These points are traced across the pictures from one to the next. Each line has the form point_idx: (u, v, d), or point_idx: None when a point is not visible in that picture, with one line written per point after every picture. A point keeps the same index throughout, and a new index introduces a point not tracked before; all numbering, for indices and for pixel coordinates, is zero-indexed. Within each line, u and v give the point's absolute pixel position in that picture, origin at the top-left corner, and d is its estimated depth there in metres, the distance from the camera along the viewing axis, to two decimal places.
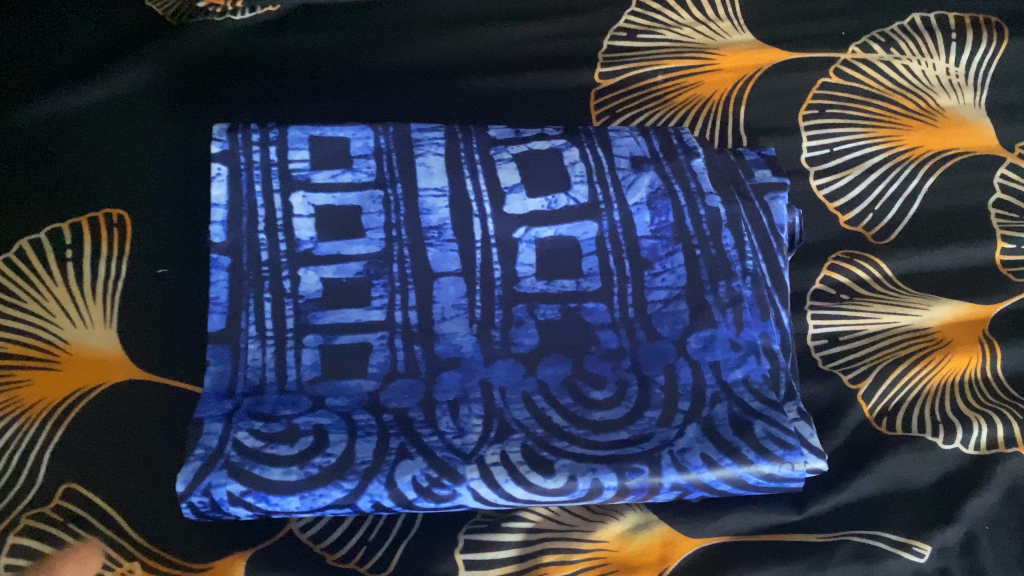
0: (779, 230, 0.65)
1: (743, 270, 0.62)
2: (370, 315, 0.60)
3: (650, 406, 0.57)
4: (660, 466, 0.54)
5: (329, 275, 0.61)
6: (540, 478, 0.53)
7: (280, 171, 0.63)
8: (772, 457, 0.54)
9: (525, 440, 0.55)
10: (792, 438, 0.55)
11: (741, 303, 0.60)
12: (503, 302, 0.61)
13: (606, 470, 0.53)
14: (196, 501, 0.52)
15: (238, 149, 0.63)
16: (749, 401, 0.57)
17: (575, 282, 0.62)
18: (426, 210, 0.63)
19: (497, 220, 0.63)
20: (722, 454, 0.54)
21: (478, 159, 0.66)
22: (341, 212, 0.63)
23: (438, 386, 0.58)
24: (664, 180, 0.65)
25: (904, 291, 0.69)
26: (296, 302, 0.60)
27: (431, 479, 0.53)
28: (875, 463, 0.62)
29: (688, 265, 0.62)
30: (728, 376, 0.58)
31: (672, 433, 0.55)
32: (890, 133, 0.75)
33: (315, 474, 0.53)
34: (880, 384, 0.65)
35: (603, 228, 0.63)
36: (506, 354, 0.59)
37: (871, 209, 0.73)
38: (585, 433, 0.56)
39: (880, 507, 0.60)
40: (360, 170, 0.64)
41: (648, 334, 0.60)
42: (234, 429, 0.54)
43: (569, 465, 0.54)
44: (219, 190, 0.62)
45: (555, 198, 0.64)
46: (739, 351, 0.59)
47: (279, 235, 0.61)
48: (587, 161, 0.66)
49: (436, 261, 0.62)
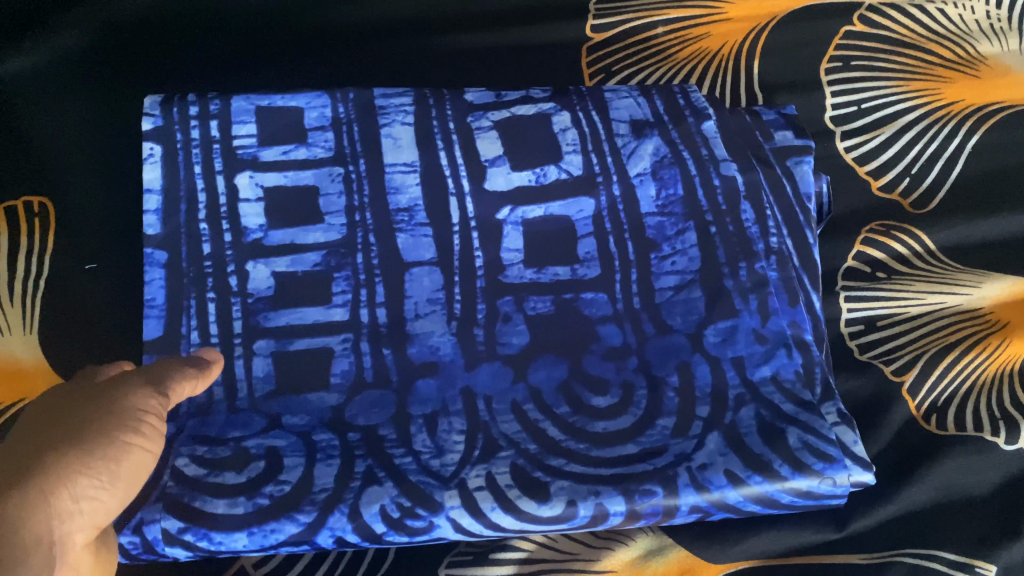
0: (806, 201, 0.56)
1: (766, 249, 0.52)
2: (330, 314, 0.51)
3: (663, 414, 0.47)
4: (677, 486, 0.44)
5: (280, 268, 0.51)
6: (533, 505, 0.43)
7: (224, 149, 0.54)
8: (810, 471, 0.44)
9: (515, 458, 0.45)
10: (833, 449, 0.45)
11: (767, 286, 0.50)
12: (488, 295, 0.52)
13: (612, 492, 0.43)
14: (126, 542, 0.42)
15: (173, 125, 0.54)
16: (780, 403, 0.47)
17: (570, 269, 0.53)
18: (395, 188, 0.54)
19: (477, 199, 0.54)
20: (750, 470, 0.44)
21: (454, 128, 0.56)
22: (295, 195, 0.53)
23: (413, 397, 0.48)
24: (670, 147, 0.56)
25: (950, 267, 0.60)
26: (243, 303, 0.50)
27: (404, 509, 0.43)
28: (924, 470, 0.53)
29: (701, 244, 0.52)
30: (755, 375, 0.48)
31: (690, 445, 0.45)
32: (925, 86, 0.66)
33: (265, 505, 0.42)
34: (928, 376, 0.56)
35: (602, 205, 0.54)
36: (491, 357, 0.50)
37: (907, 173, 0.64)
38: (585, 448, 0.46)
39: (934, 523, 0.52)
40: (316, 145, 0.55)
41: (656, 328, 0.51)
42: (173, 455, 0.44)
43: (568, 488, 0.44)
44: (152, 172, 0.53)
45: (544, 170, 0.55)
46: (765, 344, 0.49)
47: (223, 224, 0.52)
48: (581, 127, 0.57)
49: (407, 249, 0.52)
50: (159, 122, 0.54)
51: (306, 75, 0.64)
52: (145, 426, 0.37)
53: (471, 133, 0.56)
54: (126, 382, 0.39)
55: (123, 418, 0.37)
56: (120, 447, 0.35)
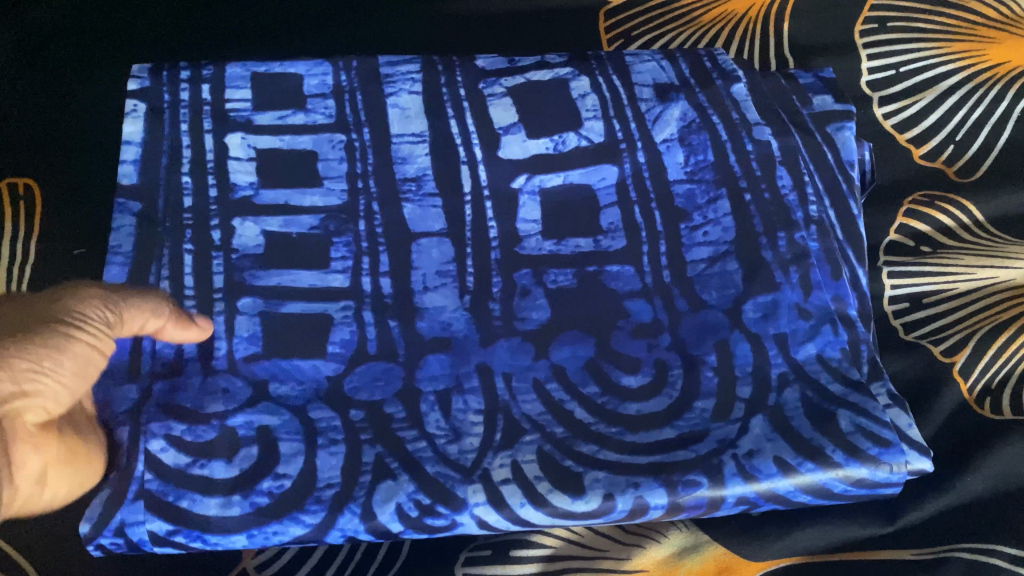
0: (850, 169, 0.51)
1: (806, 219, 0.48)
2: (328, 280, 0.46)
3: (700, 395, 0.42)
4: (722, 475, 0.40)
5: (272, 228, 0.47)
6: (567, 499, 0.39)
7: (214, 112, 0.50)
8: (865, 457, 0.40)
9: (541, 444, 0.41)
10: (889, 432, 0.41)
11: (808, 258, 0.46)
12: (503, 268, 0.47)
13: (652, 484, 0.39)
14: (107, 543, 0.38)
15: (162, 86, 0.51)
16: (827, 384, 0.43)
17: (592, 241, 0.48)
18: (402, 159, 0.50)
19: (490, 166, 0.50)
20: (801, 457, 0.40)
21: (465, 95, 0.53)
22: (289, 156, 0.49)
23: (423, 370, 0.43)
24: (699, 112, 0.52)
25: (1001, 239, 0.56)
26: (226, 258, 0.46)
27: (422, 506, 0.39)
28: (979, 458, 0.49)
29: (736, 213, 0.48)
30: (799, 354, 0.43)
31: (733, 430, 0.41)
32: (967, 46, 0.62)
33: (263, 505, 0.39)
34: (981, 356, 0.52)
35: (625, 172, 0.50)
36: (508, 333, 0.45)
37: (952, 139, 0.60)
38: (618, 432, 0.41)
39: (993, 512, 0.47)
40: (315, 111, 0.51)
41: (689, 304, 0.46)
42: (147, 439, 0.39)
43: (604, 480, 0.40)
44: (134, 125, 0.49)
45: (563, 138, 0.51)
46: (809, 320, 0.44)
47: (209, 178, 0.48)
48: (601, 93, 0.53)
49: (414, 220, 0.48)
50: (146, 83, 0.51)
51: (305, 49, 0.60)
52: (87, 328, 0.36)
53: (483, 100, 0.53)
54: (74, 290, 0.37)
55: (63, 316, 0.35)
56: (60, 337, 0.34)
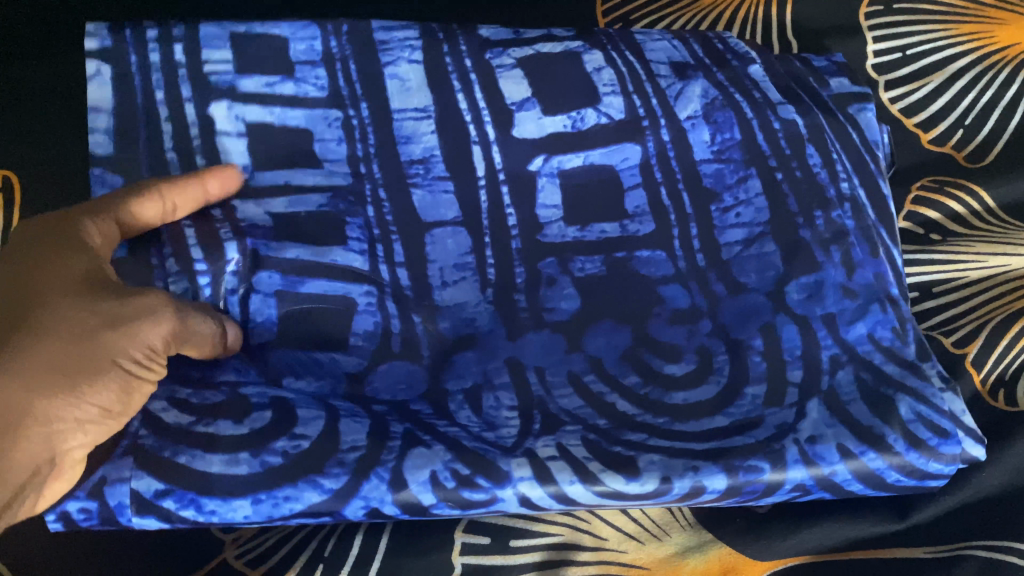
0: (874, 148, 0.49)
1: (839, 196, 0.45)
2: (349, 259, 0.42)
3: (751, 381, 0.40)
4: (785, 460, 0.36)
5: (278, 209, 0.43)
6: (620, 480, 0.35)
7: (192, 75, 0.45)
8: (924, 448, 0.38)
9: (586, 433, 0.38)
10: (948, 422, 0.38)
11: (848, 236, 0.43)
12: (526, 257, 0.44)
13: (711, 468, 0.36)
14: (76, 510, 0.33)
15: (127, 47, 0.45)
16: (881, 364, 0.40)
17: (619, 225, 0.45)
18: (406, 138, 0.46)
19: (505, 148, 0.47)
20: (863, 445, 0.37)
21: (470, 66, 0.49)
22: (282, 133, 0.45)
23: (448, 372, 0.41)
24: (720, 89, 0.49)
25: (1012, 227, 0.54)
26: (233, 226, 0.41)
27: (461, 477, 0.35)
28: (997, 451, 0.46)
29: (768, 193, 0.45)
30: (849, 334, 0.41)
31: (789, 415, 0.38)
32: (975, 28, 0.61)
33: (276, 465, 0.34)
34: (993, 347, 0.49)
35: (648, 151, 0.47)
36: (537, 325, 0.43)
37: (961, 123, 0.59)
38: (666, 423, 0.39)
39: (1012, 510, 0.44)
40: (305, 81, 0.46)
41: (727, 288, 0.44)
42: (147, 399, 0.35)
43: (659, 463, 0.36)
44: (100, 93, 0.44)
45: (581, 115, 0.47)
46: (856, 299, 0.42)
47: (197, 159, 0.43)
48: (616, 66, 0.49)
49: (425, 208, 0.45)
50: (107, 42, 0.45)
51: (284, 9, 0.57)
52: (150, 366, 0.33)
53: (491, 72, 0.49)
54: (146, 310, 0.34)
55: (136, 353, 0.33)
56: (129, 382, 0.32)
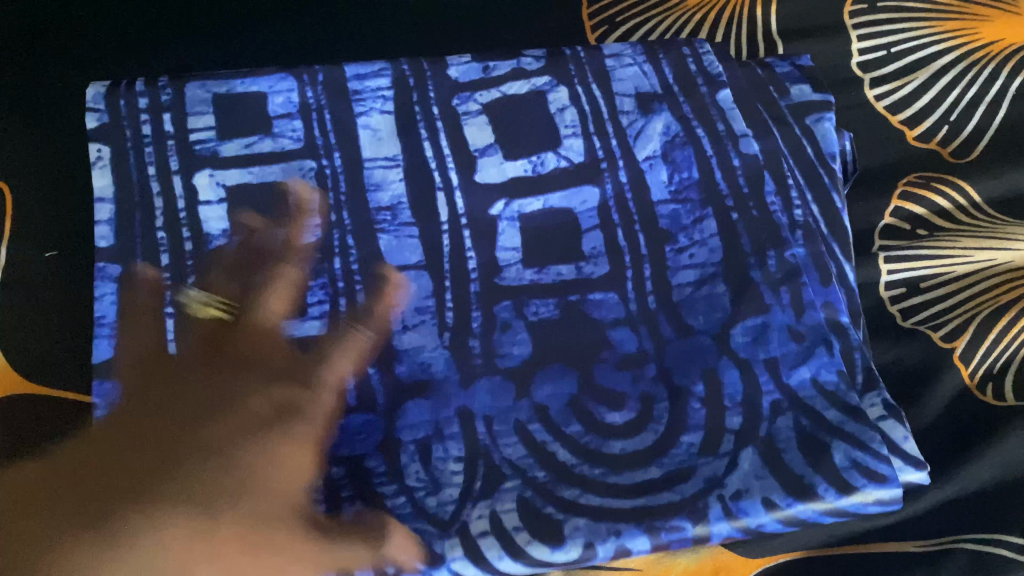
0: (832, 161, 0.51)
1: (791, 224, 0.47)
2: (306, 330, 0.45)
3: (687, 428, 0.42)
4: (707, 517, 0.39)
5: (250, 280, 0.46)
6: (546, 550, 0.38)
7: (180, 147, 0.48)
8: (856, 493, 0.39)
9: (522, 491, 0.40)
10: (885, 466, 0.39)
11: (799, 275, 0.45)
12: (483, 300, 0.46)
13: (634, 531, 0.39)
14: None
15: (121, 120, 0.49)
16: (822, 409, 0.42)
17: (574, 266, 0.47)
18: (375, 185, 0.48)
19: (467, 193, 0.48)
20: (790, 496, 0.39)
21: (437, 113, 0.51)
22: (257, 191, 0.48)
23: (402, 420, 0.43)
24: (682, 124, 0.50)
25: (1000, 222, 0.55)
26: (207, 320, 0.45)
27: (399, 562, 0.38)
28: (988, 446, 0.48)
29: (723, 232, 0.47)
30: (791, 378, 0.42)
31: (721, 465, 0.41)
32: (960, 24, 0.60)
33: None
34: (982, 340, 0.51)
35: (607, 194, 0.48)
36: (489, 371, 0.44)
37: (947, 120, 0.58)
38: (602, 474, 0.41)
39: (1000, 503, 0.47)
40: (282, 135, 0.49)
41: (675, 329, 0.45)
42: None
43: (585, 527, 0.39)
44: (102, 178, 0.47)
45: (541, 159, 0.49)
46: (802, 342, 0.43)
47: (183, 234, 0.46)
48: (581, 105, 0.51)
49: (390, 251, 0.47)
50: (105, 118, 0.49)
51: (269, 51, 0.60)
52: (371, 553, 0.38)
53: (457, 120, 0.50)
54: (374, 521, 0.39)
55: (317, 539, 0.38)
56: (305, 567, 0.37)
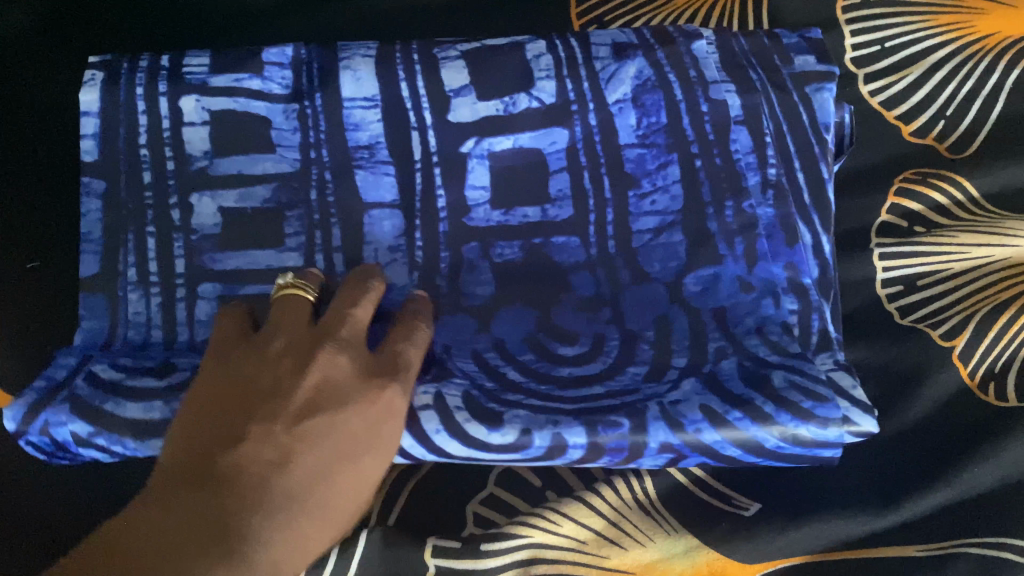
0: (824, 132, 0.48)
1: (763, 182, 0.45)
2: (283, 260, 0.44)
3: (635, 362, 0.41)
4: (645, 419, 0.38)
5: (229, 203, 0.45)
6: (483, 431, 0.37)
7: (170, 74, 0.46)
8: (797, 411, 0.37)
9: (469, 388, 0.40)
10: (824, 389, 0.38)
11: (756, 228, 0.43)
12: (450, 241, 0.45)
13: (572, 423, 0.37)
14: (37, 440, 0.40)
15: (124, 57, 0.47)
16: (765, 355, 0.40)
17: (539, 210, 0.45)
18: (353, 125, 0.46)
19: (441, 131, 0.46)
20: (730, 408, 0.38)
21: (417, 58, 0.48)
22: (241, 122, 0.46)
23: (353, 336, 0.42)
24: (655, 68, 0.48)
25: (1000, 215, 0.52)
26: (186, 239, 0.44)
27: None
28: (990, 447, 0.44)
29: (685, 179, 0.45)
30: (737, 327, 0.42)
31: (664, 388, 0.40)
32: (952, 19, 0.59)
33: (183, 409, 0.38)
34: (981, 339, 0.47)
35: (576, 136, 0.46)
36: (453, 308, 0.43)
37: (943, 114, 0.57)
38: (549, 390, 0.40)
39: (1009, 507, 0.42)
40: (271, 79, 0.47)
41: (634, 275, 0.44)
42: (91, 360, 0.41)
43: (523, 416, 0.38)
44: (90, 94, 0.45)
45: (513, 100, 0.46)
46: (751, 293, 0.42)
47: (165, 151, 0.45)
48: (557, 53, 0.48)
49: (366, 187, 0.45)
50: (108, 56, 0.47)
51: (276, 24, 0.60)
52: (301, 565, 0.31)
53: (435, 63, 0.48)
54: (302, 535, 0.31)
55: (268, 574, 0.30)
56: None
